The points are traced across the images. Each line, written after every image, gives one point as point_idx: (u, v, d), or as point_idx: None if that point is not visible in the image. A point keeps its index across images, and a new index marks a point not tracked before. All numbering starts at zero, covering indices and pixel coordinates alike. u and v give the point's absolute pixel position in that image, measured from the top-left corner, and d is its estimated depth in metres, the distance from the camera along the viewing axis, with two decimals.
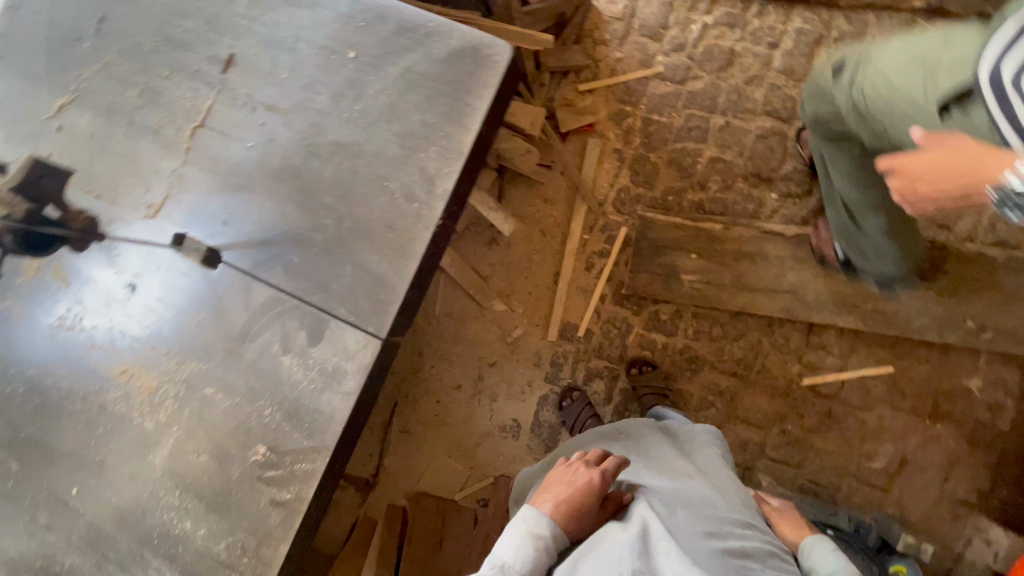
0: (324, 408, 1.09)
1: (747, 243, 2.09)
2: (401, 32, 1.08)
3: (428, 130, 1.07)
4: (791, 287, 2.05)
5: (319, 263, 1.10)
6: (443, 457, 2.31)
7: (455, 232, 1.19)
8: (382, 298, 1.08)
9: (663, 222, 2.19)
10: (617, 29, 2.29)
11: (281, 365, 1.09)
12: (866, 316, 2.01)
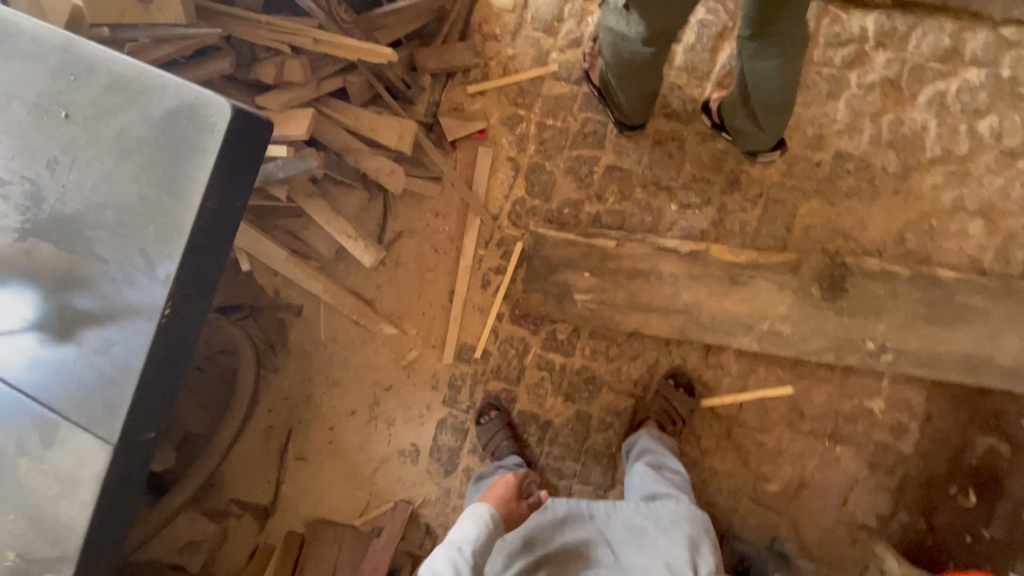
0: (62, 519, 1.14)
1: (642, 259, 1.95)
2: (111, 88, 1.08)
3: (145, 206, 1.07)
4: (687, 306, 1.93)
5: (52, 362, 1.14)
6: (340, 484, 2.24)
7: (207, 317, 1.15)
8: (106, 403, 1.10)
9: (556, 237, 2.03)
10: (508, 23, 2.10)
11: (22, 469, 1.16)
12: (764, 336, 1.89)
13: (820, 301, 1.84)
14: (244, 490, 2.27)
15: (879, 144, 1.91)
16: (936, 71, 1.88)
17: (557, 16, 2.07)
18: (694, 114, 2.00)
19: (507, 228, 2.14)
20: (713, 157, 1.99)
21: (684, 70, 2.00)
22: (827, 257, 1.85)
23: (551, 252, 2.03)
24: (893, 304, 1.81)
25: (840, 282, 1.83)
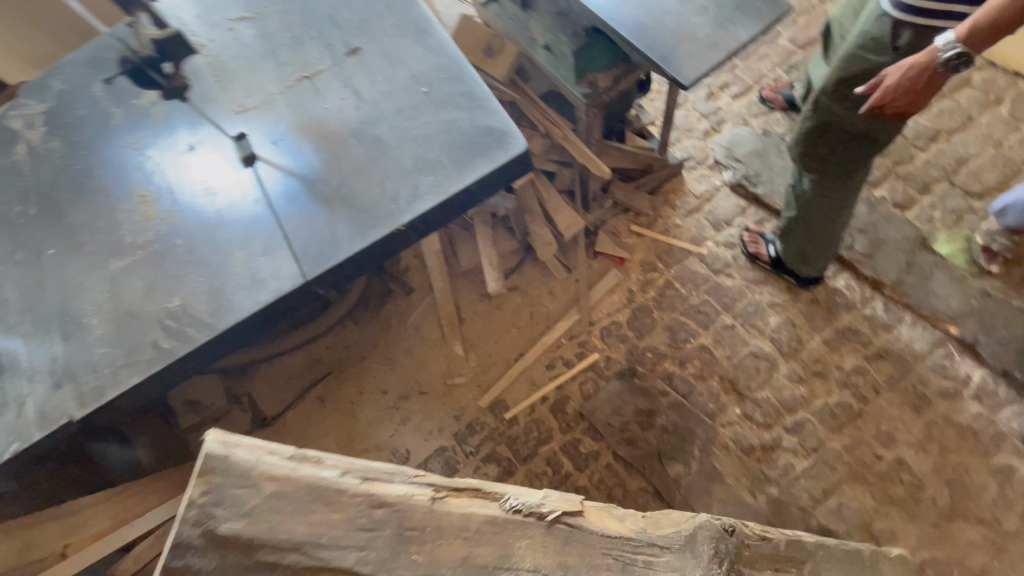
0: (235, 304, 1.25)
1: (486, 540, 1.10)
2: (465, 94, 1.36)
3: (439, 166, 1.30)
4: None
5: (295, 208, 1.32)
6: (329, 441, 2.41)
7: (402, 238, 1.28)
8: (325, 251, 1.27)
9: (370, 504, 1.06)
10: (690, 202, 2.53)
11: (231, 256, 1.29)
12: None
13: None
14: (258, 391, 2.46)
15: (938, 476, 2.02)
16: (1016, 449, 2.03)
17: (728, 219, 2.48)
18: (795, 352, 2.24)
19: (593, 339, 2.37)
20: (790, 396, 2.17)
21: (802, 314, 2.29)
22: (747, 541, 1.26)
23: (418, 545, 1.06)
24: None
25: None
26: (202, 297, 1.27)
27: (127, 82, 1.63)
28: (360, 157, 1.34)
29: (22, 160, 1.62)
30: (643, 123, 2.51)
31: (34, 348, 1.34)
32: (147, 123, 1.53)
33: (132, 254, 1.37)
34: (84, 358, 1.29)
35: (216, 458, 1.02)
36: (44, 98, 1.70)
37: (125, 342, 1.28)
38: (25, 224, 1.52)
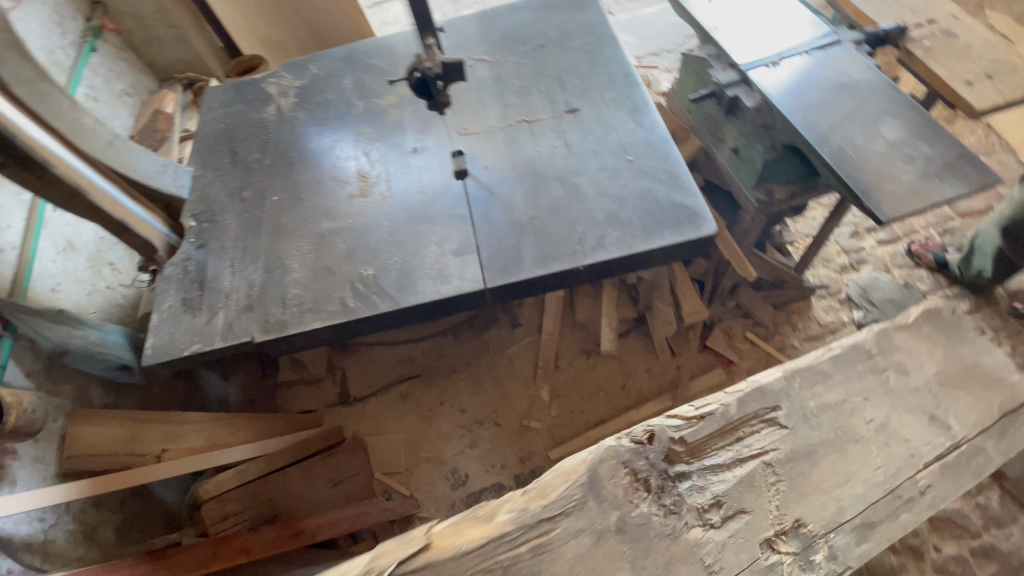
0: (420, 288, 1.41)
1: None
2: (666, 171, 1.49)
3: (629, 225, 1.40)
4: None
5: (492, 223, 1.49)
6: (398, 440, 2.48)
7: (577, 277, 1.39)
8: (509, 267, 1.41)
9: None
10: (813, 329, 2.50)
11: (428, 248, 1.48)
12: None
13: None
14: (352, 371, 2.65)
15: None
16: None
17: None
18: None
19: None
20: None
21: None
22: (618, 477, 1.09)
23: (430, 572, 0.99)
24: None
25: (654, 499, 1.08)
26: (393, 273, 1.45)
27: (372, 84, 1.92)
28: (558, 197, 1.49)
29: (268, 120, 1.91)
30: (785, 240, 2.55)
31: (238, 271, 1.55)
32: (382, 120, 1.80)
33: (342, 221, 1.58)
34: (277, 292, 1.48)
35: None
36: (300, 78, 2.02)
37: (318, 291, 1.46)
38: (256, 168, 1.79)
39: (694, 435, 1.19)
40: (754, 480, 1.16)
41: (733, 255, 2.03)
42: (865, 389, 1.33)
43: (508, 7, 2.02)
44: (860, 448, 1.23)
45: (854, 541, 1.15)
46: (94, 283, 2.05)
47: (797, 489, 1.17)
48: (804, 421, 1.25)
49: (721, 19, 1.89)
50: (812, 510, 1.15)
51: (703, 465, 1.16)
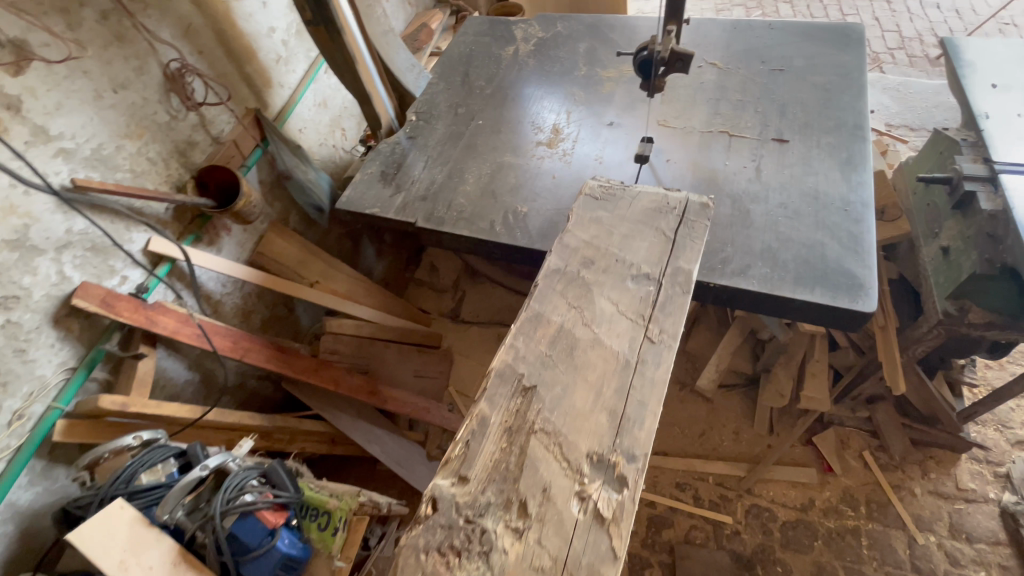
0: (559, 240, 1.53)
1: None
2: (849, 235, 1.38)
3: (781, 267, 1.34)
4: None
5: None
6: (478, 370, 2.72)
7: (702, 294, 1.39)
8: None
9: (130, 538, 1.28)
10: (945, 486, 2.13)
11: None
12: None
13: None
14: (470, 297, 2.93)
15: None
16: None
17: (975, 537, 2.03)
18: None
19: (737, 504, 2.19)
20: None
21: None
22: (419, 564, 0.78)
23: None
24: None
25: (478, 554, 0.78)
26: (542, 219, 1.59)
27: (602, 55, 2.04)
28: (722, 215, 1.46)
29: (504, 57, 2.15)
30: (961, 378, 2.18)
31: (429, 167, 1.82)
32: (596, 89, 1.92)
33: (522, 161, 1.76)
34: (447, 194, 1.72)
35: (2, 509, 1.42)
36: (545, 31, 2.22)
37: (477, 207, 1.66)
38: (477, 92, 2.04)
39: (464, 462, 0.88)
40: (534, 456, 0.87)
41: (886, 357, 1.82)
42: (572, 299, 1.05)
43: (768, 24, 1.96)
44: (590, 352, 0.98)
45: (638, 425, 0.89)
46: (327, 137, 2.50)
47: (563, 422, 0.90)
48: (540, 365, 0.97)
49: (1001, 110, 1.64)
50: (587, 433, 0.89)
51: (482, 475, 0.87)
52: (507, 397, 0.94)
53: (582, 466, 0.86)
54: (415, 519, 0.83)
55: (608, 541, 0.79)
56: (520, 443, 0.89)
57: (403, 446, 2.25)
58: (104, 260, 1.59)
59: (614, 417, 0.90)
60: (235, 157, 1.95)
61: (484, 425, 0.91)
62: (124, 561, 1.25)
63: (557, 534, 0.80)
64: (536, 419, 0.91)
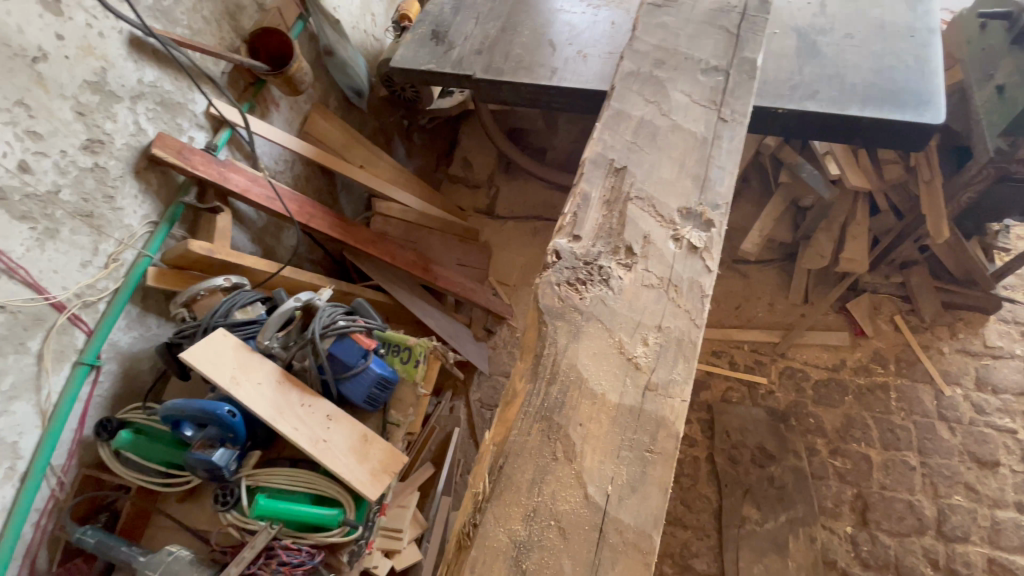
0: None
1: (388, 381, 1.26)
2: (914, 59, 1.41)
3: (848, 90, 1.37)
4: (563, 377, 0.98)
5: None
6: (517, 260, 2.80)
7: (768, 122, 1.42)
8: None
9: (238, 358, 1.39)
10: (971, 343, 2.24)
11: None
12: (655, 341, 1.02)
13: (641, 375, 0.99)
14: (504, 193, 2.94)
15: None
16: None
17: (998, 387, 2.16)
18: (957, 540, 1.94)
19: (772, 367, 2.32)
20: (910, 564, 1.92)
21: (998, 522, 1.95)
22: (554, 290, 1.06)
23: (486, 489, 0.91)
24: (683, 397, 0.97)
25: (600, 281, 1.07)
26: (603, 63, 1.60)
27: None
28: (789, 47, 1.48)
29: None
30: (994, 243, 2.24)
31: (480, 24, 1.80)
32: None
33: (577, 13, 1.74)
34: (505, 47, 1.71)
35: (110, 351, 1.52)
36: None
37: (534, 55, 1.67)
38: None
39: (575, 226, 1.15)
40: (633, 213, 1.16)
41: (930, 210, 1.87)
42: (648, 96, 1.33)
43: None
44: (671, 136, 1.26)
45: (718, 185, 1.19)
46: (361, 21, 2.45)
47: (653, 185, 1.20)
48: (628, 150, 1.25)
49: None
50: (676, 193, 1.19)
51: (591, 236, 1.14)
52: (603, 176, 1.21)
53: (675, 218, 1.16)
54: (545, 266, 1.11)
55: (699, 261, 1.10)
56: (621, 209, 1.17)
57: (454, 324, 2.42)
58: (172, 117, 1.63)
59: (696, 180, 1.20)
60: (281, 26, 1.92)
61: (587, 200, 1.18)
62: (235, 377, 1.36)
63: (658, 262, 1.10)
64: (631, 190, 1.19)
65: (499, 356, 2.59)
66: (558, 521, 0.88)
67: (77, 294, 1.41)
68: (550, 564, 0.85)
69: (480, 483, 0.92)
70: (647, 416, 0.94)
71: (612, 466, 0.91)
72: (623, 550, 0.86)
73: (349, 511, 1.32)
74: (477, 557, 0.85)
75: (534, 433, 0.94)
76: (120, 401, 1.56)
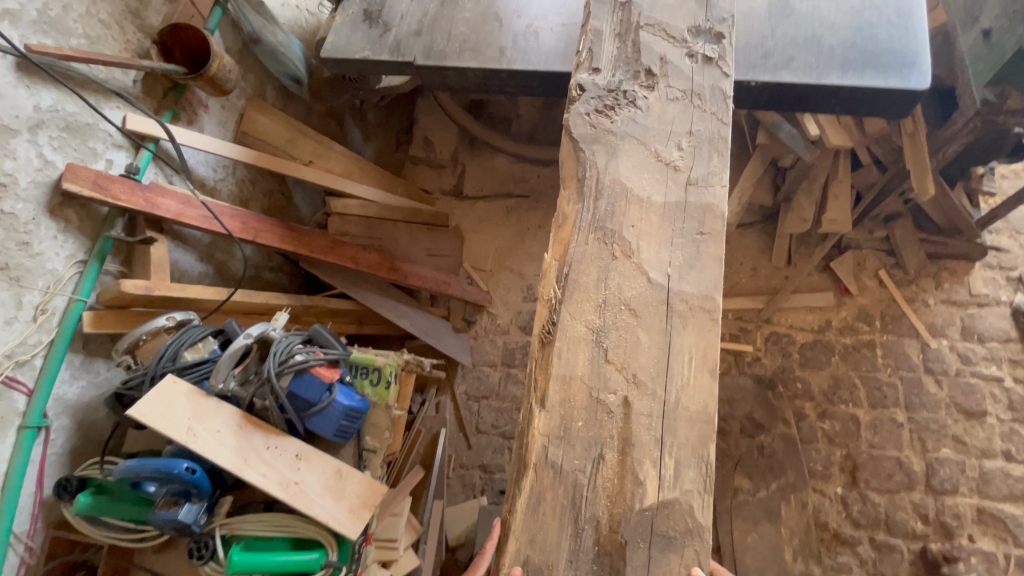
0: (563, 59, 1.39)
1: None
2: (897, 12, 1.26)
3: (826, 54, 1.23)
4: (609, 190, 1.01)
5: None
6: (492, 244, 2.68)
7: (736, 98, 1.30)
8: None
9: (194, 408, 1.30)
10: (956, 293, 2.21)
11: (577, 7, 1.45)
12: (689, 145, 1.06)
13: (680, 172, 1.04)
14: (471, 171, 2.78)
15: None
16: None
17: (983, 336, 2.15)
18: (943, 491, 1.98)
19: (756, 334, 2.29)
20: (901, 519, 1.97)
21: (982, 470, 1.99)
22: (585, 119, 1.08)
23: (565, 285, 0.97)
24: (720, 179, 1.03)
25: (628, 103, 1.08)
26: (554, 37, 1.42)
27: None
28: (760, 6, 1.32)
29: None
30: (980, 187, 2.17)
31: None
32: None
33: None
34: (447, 22, 1.50)
35: (57, 404, 1.42)
36: None
37: (481, 35, 1.47)
38: None
39: (591, 62, 1.16)
40: (646, 39, 1.15)
41: (915, 166, 1.77)
42: None
43: None
44: None
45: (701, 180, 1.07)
46: None
47: (660, 9, 1.18)
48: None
49: None
50: (681, 16, 1.18)
51: (609, 67, 1.15)
52: (610, 12, 1.20)
53: (686, 37, 1.15)
54: (571, 102, 1.12)
55: (717, 69, 1.11)
56: (633, 38, 1.15)
57: (431, 319, 2.33)
58: (82, 141, 1.45)
59: (700, 1, 1.18)
60: (196, 17, 1.71)
61: (599, 36, 1.17)
62: (191, 428, 1.27)
63: (678, 78, 1.12)
64: (640, 19, 1.17)
65: (481, 345, 2.51)
66: (629, 305, 0.96)
67: (7, 355, 1.29)
68: (628, 339, 0.94)
69: (550, 290, 0.98)
70: (693, 206, 1.00)
71: (669, 251, 0.97)
72: (692, 314, 0.95)
73: (331, 551, 1.30)
74: (562, 347, 0.92)
75: (591, 242, 0.99)
76: (77, 455, 1.47)
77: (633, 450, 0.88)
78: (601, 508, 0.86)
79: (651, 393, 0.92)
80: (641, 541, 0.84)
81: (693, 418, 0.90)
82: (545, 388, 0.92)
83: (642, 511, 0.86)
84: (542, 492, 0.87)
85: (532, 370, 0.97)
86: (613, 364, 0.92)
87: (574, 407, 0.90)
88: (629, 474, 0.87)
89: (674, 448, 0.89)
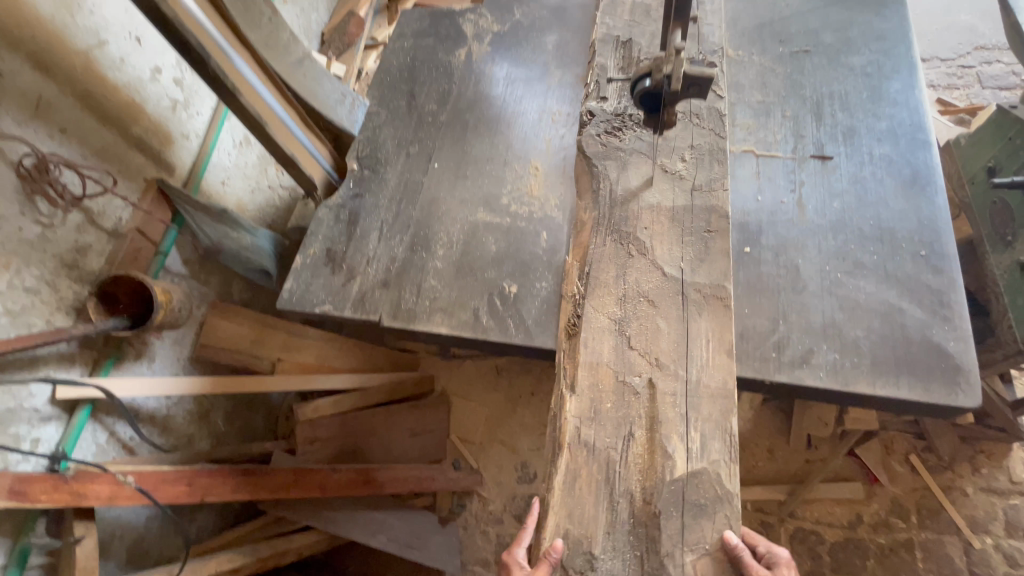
0: (545, 332, 1.25)
1: None
2: (929, 292, 1.09)
3: (851, 349, 1.06)
4: (622, 201, 1.04)
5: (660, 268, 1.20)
6: (480, 414, 2.32)
7: (749, 390, 1.12)
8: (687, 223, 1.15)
9: None
10: (999, 481, 1.96)
11: (559, 260, 1.33)
12: (693, 156, 1.08)
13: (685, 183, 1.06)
14: None
15: None
16: None
17: None
18: None
19: (780, 530, 2.04)
20: None
21: None
22: (594, 138, 1.10)
23: (587, 264, 1.01)
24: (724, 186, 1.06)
25: (634, 124, 1.09)
26: (535, 303, 1.28)
27: (577, 52, 1.65)
28: (768, 278, 1.15)
29: (456, 64, 1.68)
30: None
31: (385, 239, 1.43)
32: (562, 92, 1.59)
33: (496, 218, 1.41)
34: (418, 274, 1.37)
35: None
36: (501, 23, 1.75)
37: (455, 293, 1.33)
38: (433, 123, 1.58)
39: (598, 92, 1.15)
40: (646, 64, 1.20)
41: None
42: None
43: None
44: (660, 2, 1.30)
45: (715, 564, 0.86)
46: (260, 181, 2.07)
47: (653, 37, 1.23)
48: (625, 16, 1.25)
49: None
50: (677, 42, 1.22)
51: (615, 95, 1.15)
52: (612, 51, 1.19)
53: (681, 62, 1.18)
54: (580, 126, 1.13)
55: (713, 90, 1.15)
56: (637, 64, 1.19)
57: (413, 522, 2.05)
58: (3, 430, 1.28)
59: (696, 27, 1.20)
60: (145, 248, 1.59)
61: (605, 70, 1.17)
62: None
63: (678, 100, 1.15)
64: (641, 51, 1.20)
65: (472, 539, 2.20)
66: (647, 297, 0.98)
67: None
68: (648, 327, 0.96)
69: (574, 287, 1.02)
70: (699, 208, 1.03)
71: (680, 248, 0.99)
72: (707, 301, 0.97)
73: None
74: (587, 336, 0.95)
75: (608, 245, 1.02)
76: None
77: (660, 427, 0.89)
78: (635, 483, 0.87)
79: (674, 374, 0.92)
80: (674, 510, 0.85)
81: (715, 393, 0.92)
82: (574, 374, 0.95)
83: (672, 483, 0.86)
84: (576, 470, 0.87)
85: (561, 363, 1.00)
86: (637, 351, 0.94)
87: (603, 390, 0.92)
88: (658, 448, 0.89)
89: (699, 422, 0.90)
